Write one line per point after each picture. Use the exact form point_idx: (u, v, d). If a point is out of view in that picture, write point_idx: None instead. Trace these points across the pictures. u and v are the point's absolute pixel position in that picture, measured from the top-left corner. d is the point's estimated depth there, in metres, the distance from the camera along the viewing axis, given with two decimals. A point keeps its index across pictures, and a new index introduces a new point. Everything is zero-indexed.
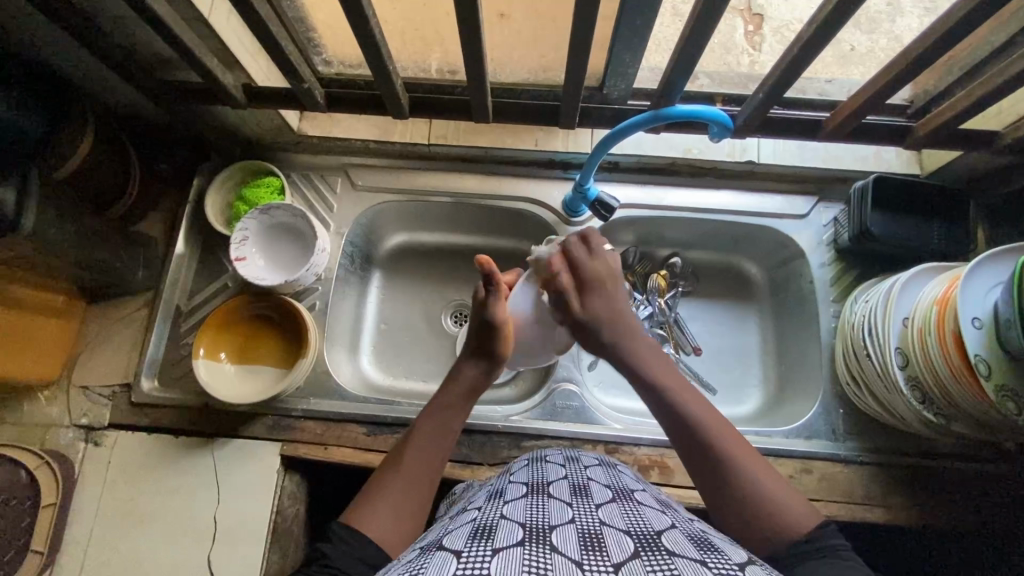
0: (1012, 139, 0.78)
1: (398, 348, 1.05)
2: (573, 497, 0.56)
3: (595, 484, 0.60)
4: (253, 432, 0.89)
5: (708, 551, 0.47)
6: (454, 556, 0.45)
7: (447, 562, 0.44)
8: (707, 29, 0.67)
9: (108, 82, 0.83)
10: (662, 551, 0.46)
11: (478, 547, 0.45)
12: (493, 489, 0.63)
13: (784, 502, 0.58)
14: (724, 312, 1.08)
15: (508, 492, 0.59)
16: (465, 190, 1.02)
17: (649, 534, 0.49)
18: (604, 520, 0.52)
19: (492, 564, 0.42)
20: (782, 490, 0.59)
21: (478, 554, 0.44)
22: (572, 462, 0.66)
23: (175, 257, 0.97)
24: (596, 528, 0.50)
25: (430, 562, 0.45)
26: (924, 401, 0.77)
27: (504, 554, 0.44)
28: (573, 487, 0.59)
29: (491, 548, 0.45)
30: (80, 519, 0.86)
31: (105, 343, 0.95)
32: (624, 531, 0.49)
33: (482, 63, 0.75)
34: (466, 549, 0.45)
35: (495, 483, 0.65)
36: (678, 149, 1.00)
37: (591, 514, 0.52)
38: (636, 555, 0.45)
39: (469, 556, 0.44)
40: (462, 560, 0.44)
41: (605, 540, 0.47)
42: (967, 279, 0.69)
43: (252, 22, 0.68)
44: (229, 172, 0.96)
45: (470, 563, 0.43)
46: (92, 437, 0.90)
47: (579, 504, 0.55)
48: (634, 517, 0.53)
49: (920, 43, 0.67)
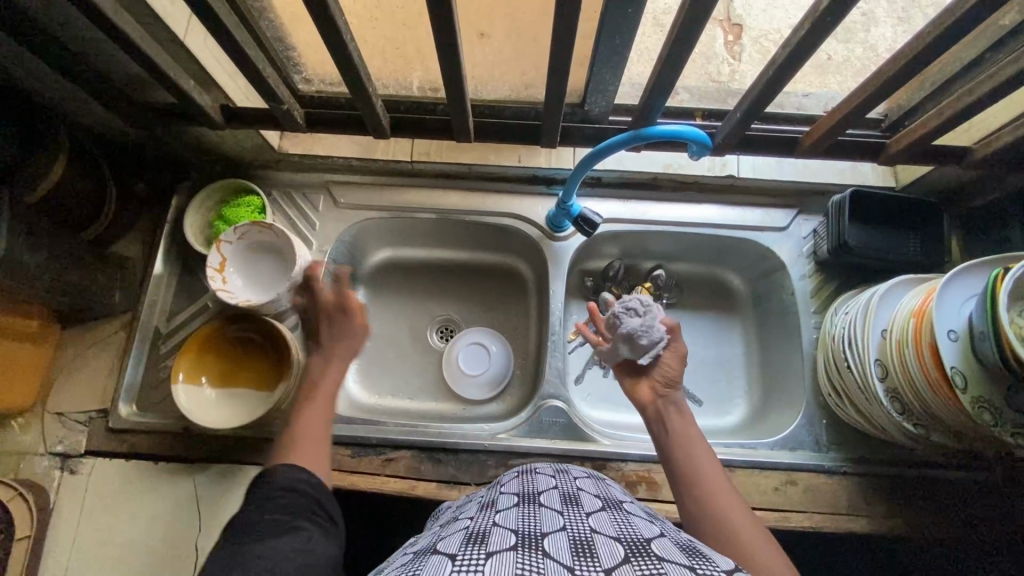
0: (983, 155, 0.80)
1: (383, 366, 1.05)
2: (564, 506, 0.56)
3: (584, 494, 0.60)
4: (235, 456, 0.88)
5: (696, 558, 0.47)
6: (448, 559, 0.45)
7: (442, 564, 0.44)
8: (686, 49, 0.68)
9: (82, 104, 0.82)
10: (652, 557, 0.46)
11: (472, 550, 0.45)
12: (484, 500, 0.62)
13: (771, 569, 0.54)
14: (708, 323, 1.09)
15: (498, 503, 0.59)
16: (448, 206, 1.02)
17: (638, 540, 0.49)
18: (595, 526, 0.52)
19: (485, 568, 0.42)
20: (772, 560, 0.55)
21: (472, 557, 0.44)
22: (561, 473, 0.67)
23: (154, 278, 0.96)
24: (586, 534, 0.50)
25: (424, 564, 0.45)
26: (904, 412, 0.77)
27: (498, 557, 0.44)
28: (563, 496, 0.59)
29: (485, 551, 0.45)
30: (56, 550, 0.83)
31: (82, 367, 0.93)
32: (614, 538, 0.49)
33: (462, 82, 0.74)
34: (460, 553, 0.45)
35: (485, 496, 0.64)
36: (659, 165, 1.02)
37: (581, 521, 0.52)
38: (626, 560, 0.45)
39: (464, 559, 0.44)
40: (457, 561, 0.44)
41: (595, 546, 0.47)
42: (943, 291, 0.71)
43: (228, 45, 0.67)
44: (208, 190, 0.95)
45: (465, 566, 0.43)
46: (68, 465, 0.88)
47: (570, 512, 0.55)
48: (624, 525, 0.53)
49: (894, 65, 0.68)
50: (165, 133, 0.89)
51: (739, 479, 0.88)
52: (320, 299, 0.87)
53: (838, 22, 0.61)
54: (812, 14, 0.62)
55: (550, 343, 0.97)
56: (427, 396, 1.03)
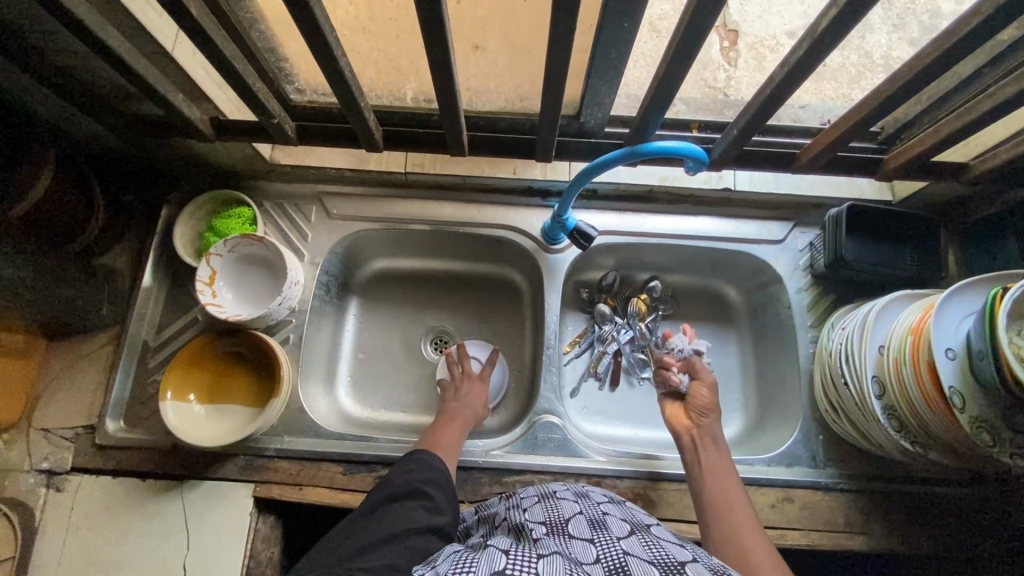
0: (980, 171, 0.79)
1: (376, 378, 1.03)
2: (593, 532, 0.56)
3: (611, 519, 0.60)
4: (224, 474, 0.86)
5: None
6: (501, 552, 0.47)
7: (495, 556, 0.47)
8: (685, 63, 0.66)
9: (68, 116, 0.80)
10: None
11: (523, 550, 0.48)
12: (511, 528, 0.62)
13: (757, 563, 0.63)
14: (704, 335, 1.08)
15: (528, 531, 0.58)
16: (443, 218, 1.01)
17: (674, 564, 0.49)
18: (627, 549, 0.52)
19: (538, 568, 0.45)
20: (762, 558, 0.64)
21: (523, 556, 0.47)
22: (583, 498, 0.66)
23: (142, 290, 0.94)
24: (620, 558, 0.50)
25: (477, 558, 0.47)
26: (902, 430, 0.77)
27: (547, 559, 0.47)
28: (591, 522, 0.58)
29: (534, 554, 0.48)
30: (41, 569, 0.82)
31: (68, 382, 0.91)
32: (649, 561, 0.49)
33: (456, 96, 0.73)
34: (512, 549, 0.48)
35: (510, 522, 0.63)
36: (654, 177, 1.00)
37: (613, 545, 0.52)
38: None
39: (517, 554, 0.47)
40: (509, 555, 0.46)
41: (632, 568, 0.48)
42: (941, 308, 0.70)
43: (217, 60, 0.66)
44: (198, 202, 0.93)
45: (519, 559, 0.46)
46: (54, 482, 0.86)
47: (601, 537, 0.54)
48: (655, 548, 0.52)
49: (892, 84, 0.68)
50: (153, 144, 0.87)
51: None
52: (459, 377, 0.95)
53: (836, 41, 0.61)
54: (809, 36, 0.61)
55: (545, 357, 0.96)
56: (420, 410, 1.01)
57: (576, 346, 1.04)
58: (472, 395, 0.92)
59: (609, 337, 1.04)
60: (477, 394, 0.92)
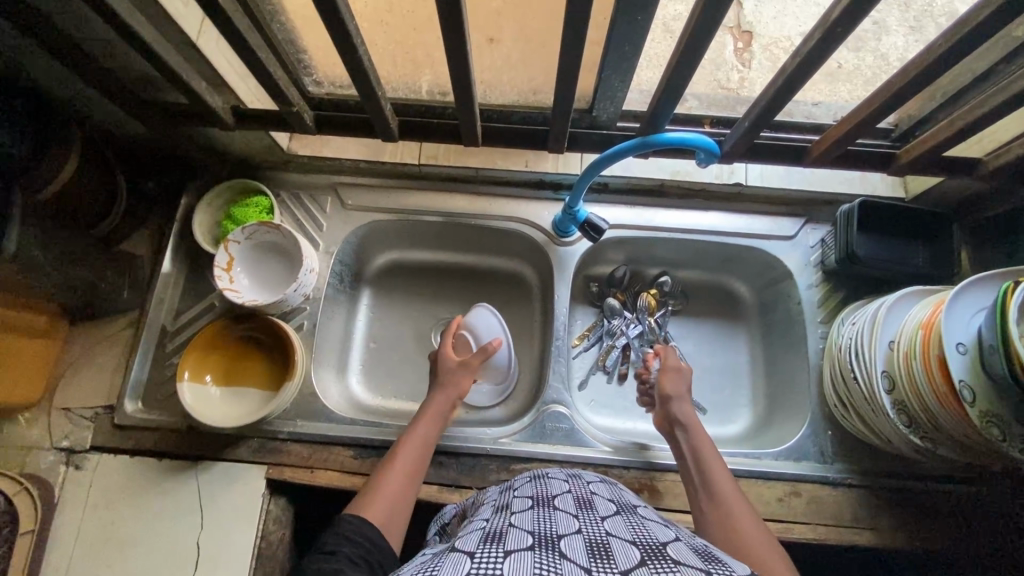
0: (994, 167, 0.79)
1: (387, 367, 1.05)
2: (578, 510, 0.57)
3: (598, 498, 0.61)
4: (238, 455, 0.88)
5: (713, 563, 0.47)
6: (466, 557, 0.45)
7: (461, 562, 0.45)
8: (697, 54, 0.67)
9: (95, 103, 0.83)
10: (669, 560, 0.46)
11: (490, 549, 0.46)
12: (499, 503, 0.63)
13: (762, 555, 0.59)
14: (713, 330, 1.08)
15: (513, 505, 0.59)
16: (455, 209, 1.02)
17: (655, 545, 0.49)
18: (609, 531, 0.52)
19: (503, 568, 0.43)
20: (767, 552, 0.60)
21: (490, 556, 0.45)
22: (574, 477, 0.67)
23: (162, 275, 0.96)
24: (602, 538, 0.50)
25: (443, 562, 0.46)
26: (911, 425, 0.77)
27: (517, 556, 0.45)
28: (578, 501, 0.59)
29: (503, 550, 0.46)
30: (60, 544, 0.84)
31: (88, 364, 0.94)
32: (630, 541, 0.49)
33: (470, 87, 0.75)
34: (478, 551, 0.46)
35: (498, 498, 0.65)
36: (666, 171, 1.01)
37: (597, 525, 0.53)
38: (643, 564, 0.45)
39: (482, 557, 0.45)
40: (476, 559, 0.45)
41: (612, 548, 0.48)
42: (953, 303, 0.70)
43: (240, 47, 0.68)
44: (217, 190, 0.96)
45: (483, 564, 0.44)
46: (74, 460, 0.89)
47: (585, 516, 0.55)
48: (640, 529, 0.53)
49: (903, 76, 0.68)
50: (176, 132, 0.90)
51: (742, 489, 0.87)
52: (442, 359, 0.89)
53: (848, 31, 0.61)
54: (821, 26, 0.62)
55: (554, 348, 0.96)
56: None
57: (585, 340, 1.05)
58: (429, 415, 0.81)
59: (618, 332, 1.05)
60: (439, 410, 0.82)
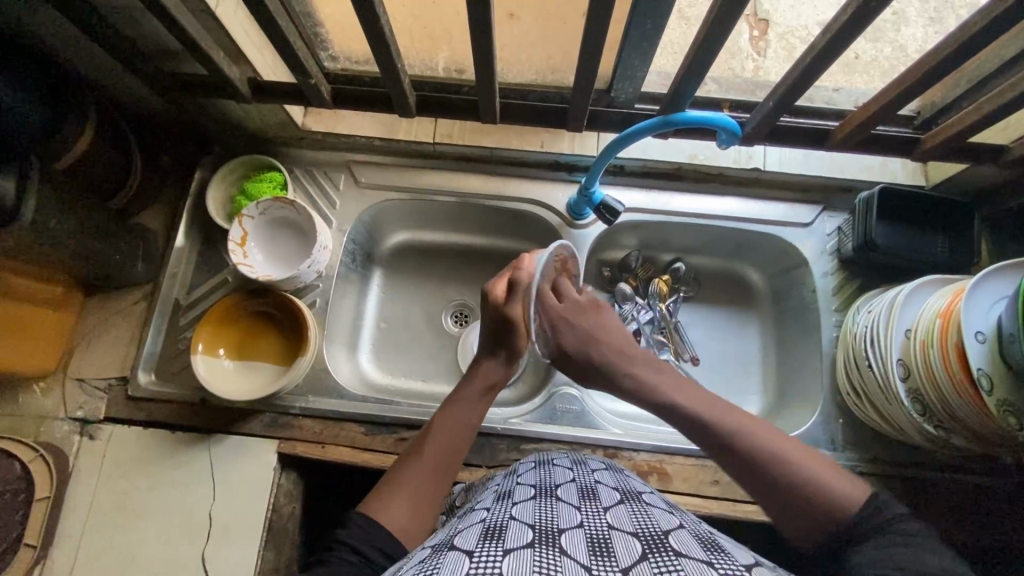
0: (1018, 155, 0.78)
1: (397, 347, 1.05)
2: (581, 501, 0.57)
3: (602, 487, 0.61)
4: (251, 429, 0.89)
5: (716, 551, 0.47)
6: (465, 557, 0.45)
7: (459, 561, 0.44)
8: (721, 36, 0.66)
9: (111, 74, 0.83)
10: (669, 553, 0.46)
11: (490, 547, 0.46)
12: (502, 489, 0.63)
13: (827, 486, 0.56)
14: (725, 317, 1.08)
15: (515, 493, 0.59)
16: (469, 190, 1.01)
17: (657, 534, 0.50)
18: (612, 523, 0.52)
19: (501, 567, 0.43)
20: (824, 473, 0.57)
21: (488, 555, 0.45)
22: (579, 465, 0.67)
23: (176, 249, 0.96)
24: (603, 531, 0.50)
25: (441, 562, 0.46)
26: (925, 413, 0.76)
27: (515, 555, 0.44)
28: (581, 490, 0.59)
29: (501, 549, 0.45)
30: (73, 513, 0.85)
31: (102, 335, 0.94)
32: (631, 533, 0.50)
33: (491, 64, 0.74)
34: (477, 549, 0.46)
35: (502, 484, 0.65)
36: (685, 155, 0.99)
37: (599, 517, 0.53)
38: (644, 558, 0.45)
39: (481, 557, 0.44)
40: (473, 559, 0.44)
41: (613, 543, 0.48)
42: (973, 292, 0.69)
43: (260, 15, 0.67)
44: (232, 164, 0.95)
45: (481, 564, 0.43)
46: (87, 431, 0.89)
47: (588, 507, 0.55)
48: (642, 518, 0.53)
49: (932, 57, 0.67)
50: (191, 104, 0.89)
51: None
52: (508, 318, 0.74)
53: (880, 9, 0.60)
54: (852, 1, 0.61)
55: None
56: (440, 379, 1.03)
57: None
58: (469, 398, 0.73)
59: (630, 317, 1.02)
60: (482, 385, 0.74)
